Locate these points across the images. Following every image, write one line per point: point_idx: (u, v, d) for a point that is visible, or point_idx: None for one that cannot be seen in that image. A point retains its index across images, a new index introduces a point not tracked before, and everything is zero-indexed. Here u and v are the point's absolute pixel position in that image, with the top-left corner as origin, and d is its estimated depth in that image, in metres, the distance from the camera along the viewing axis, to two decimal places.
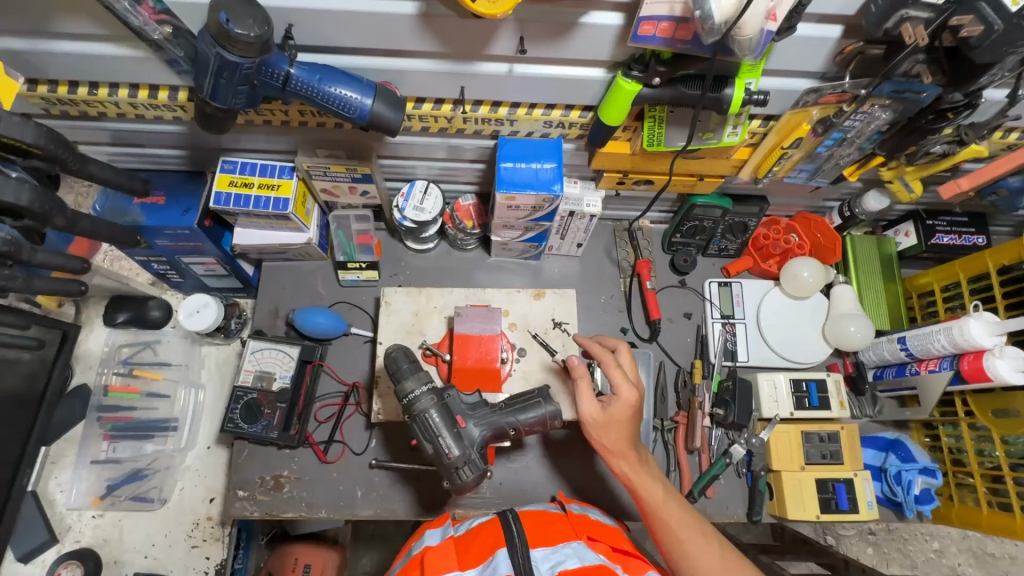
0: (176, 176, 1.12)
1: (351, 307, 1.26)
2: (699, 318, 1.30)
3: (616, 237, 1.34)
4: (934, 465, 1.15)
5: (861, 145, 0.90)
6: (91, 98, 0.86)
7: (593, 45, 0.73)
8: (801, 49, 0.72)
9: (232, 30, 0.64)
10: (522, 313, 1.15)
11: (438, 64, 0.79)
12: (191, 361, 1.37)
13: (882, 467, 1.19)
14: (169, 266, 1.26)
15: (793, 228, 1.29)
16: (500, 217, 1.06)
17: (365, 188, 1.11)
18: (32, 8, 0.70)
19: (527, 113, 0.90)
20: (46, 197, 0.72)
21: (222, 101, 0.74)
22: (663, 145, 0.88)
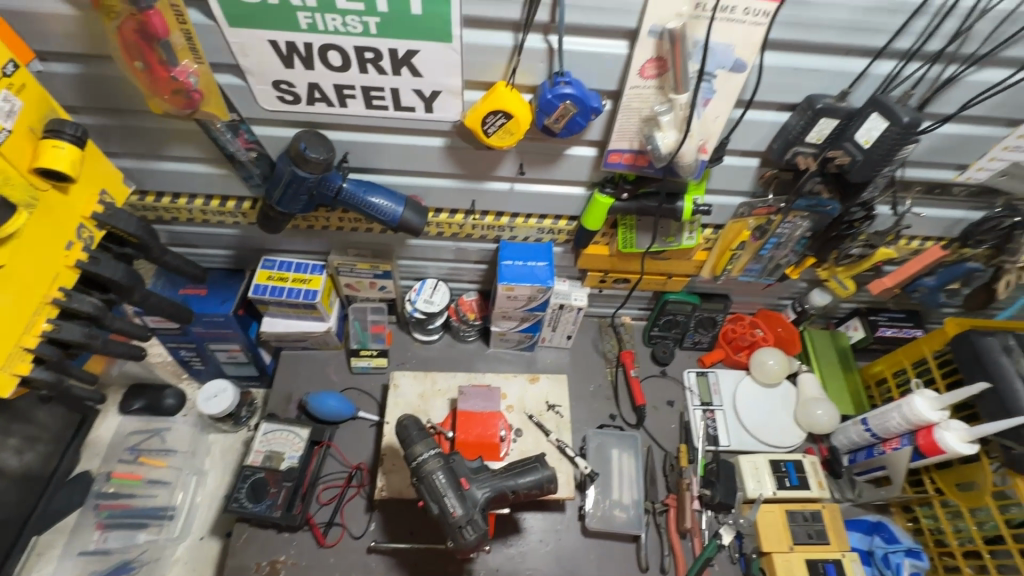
0: (219, 272, 1.30)
1: (360, 393, 1.36)
2: (681, 405, 1.41)
3: (602, 331, 1.50)
4: (918, 546, 1.20)
5: (793, 247, 1.12)
6: (171, 205, 1.07)
7: (575, 170, 0.97)
8: (730, 174, 0.96)
9: (307, 153, 0.86)
10: (518, 396, 1.26)
11: (456, 182, 1.02)
12: (197, 448, 1.42)
13: (870, 550, 1.21)
14: (195, 353, 1.37)
15: (758, 324, 1.45)
16: (501, 307, 1.23)
17: (384, 283, 1.28)
18: (153, 140, 0.93)
19: (524, 221, 1.12)
20: (132, 274, 0.88)
21: (285, 206, 0.95)
22: (635, 247, 1.09)
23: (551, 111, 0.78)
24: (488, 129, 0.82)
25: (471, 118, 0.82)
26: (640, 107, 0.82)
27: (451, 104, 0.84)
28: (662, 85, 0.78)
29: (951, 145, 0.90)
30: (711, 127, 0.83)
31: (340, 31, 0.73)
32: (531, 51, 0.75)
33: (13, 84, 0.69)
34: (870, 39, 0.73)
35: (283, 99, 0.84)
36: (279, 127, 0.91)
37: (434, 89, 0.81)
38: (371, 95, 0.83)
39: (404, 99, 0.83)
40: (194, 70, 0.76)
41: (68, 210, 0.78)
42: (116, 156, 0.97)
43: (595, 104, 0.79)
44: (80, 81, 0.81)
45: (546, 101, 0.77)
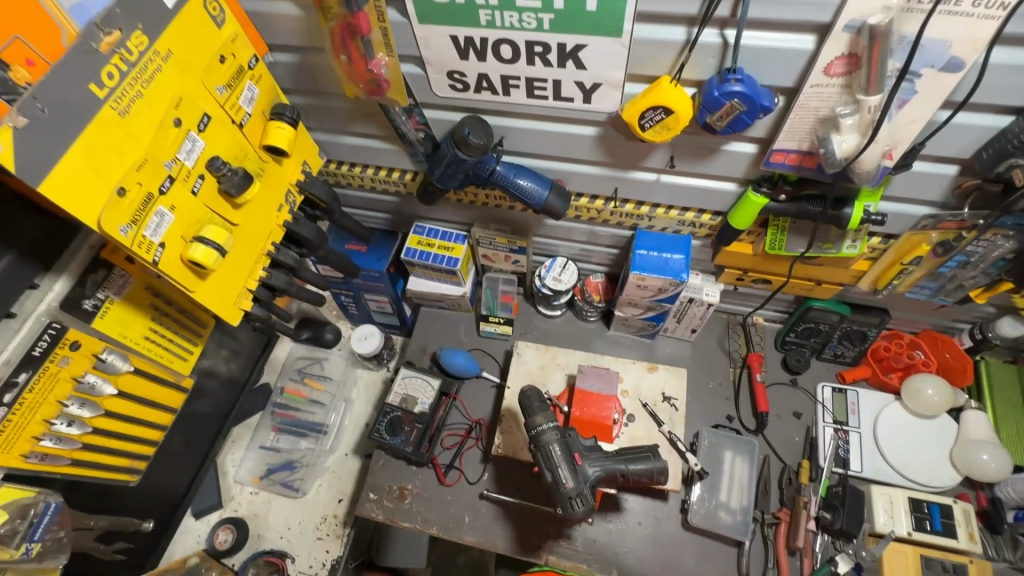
0: (378, 232, 1.47)
1: (484, 355, 1.48)
2: (809, 419, 1.32)
3: (730, 329, 1.44)
4: None
5: (985, 269, 0.96)
6: (349, 173, 1.24)
7: (730, 166, 0.93)
8: (917, 182, 0.85)
9: (469, 139, 0.93)
10: (634, 382, 1.28)
11: (601, 170, 1.03)
12: (347, 379, 1.66)
13: None
14: (352, 300, 1.59)
15: (918, 344, 1.30)
16: (628, 295, 1.24)
17: (517, 257, 1.36)
18: (342, 118, 1.08)
19: (665, 212, 1.10)
20: (319, 234, 1.04)
21: (444, 182, 1.05)
22: (783, 250, 1.02)
23: (716, 109, 0.76)
24: (645, 124, 0.82)
25: (629, 112, 0.82)
26: (818, 106, 0.75)
27: (610, 96, 0.84)
28: (850, 83, 0.71)
29: None
30: (904, 131, 0.74)
31: (515, 27, 0.77)
32: (704, 46, 0.73)
33: (253, 76, 0.84)
34: None
35: (454, 87, 0.91)
36: (446, 111, 0.99)
37: (595, 81, 0.82)
38: (534, 86, 0.87)
39: (564, 90, 0.86)
40: (385, 63, 0.86)
41: (281, 178, 0.95)
42: (313, 129, 1.14)
43: (766, 102, 0.74)
44: (295, 68, 0.96)
45: (712, 98, 0.75)
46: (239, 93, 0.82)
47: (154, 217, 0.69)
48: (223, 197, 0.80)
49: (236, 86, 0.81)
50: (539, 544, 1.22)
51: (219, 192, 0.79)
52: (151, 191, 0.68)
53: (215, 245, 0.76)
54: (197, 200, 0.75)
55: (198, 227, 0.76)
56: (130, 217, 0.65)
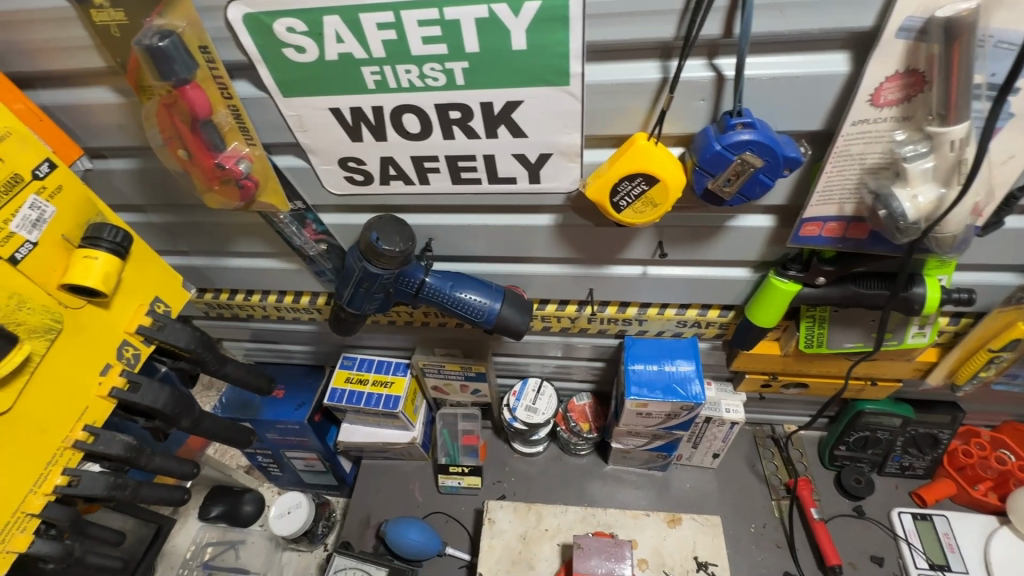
0: (299, 370, 1.15)
1: (448, 520, 1.10)
2: (896, 567, 0.96)
3: (758, 445, 1.12)
4: None
5: None
6: (245, 302, 0.95)
7: (740, 247, 0.68)
8: (1006, 244, 0.61)
9: (379, 246, 0.66)
10: (654, 545, 0.92)
11: (568, 268, 0.77)
12: (270, 569, 1.24)
13: None
14: (272, 459, 1.23)
15: (1003, 442, 1.01)
16: (627, 424, 0.93)
17: (477, 386, 1.05)
18: (219, 236, 0.81)
19: (659, 312, 0.84)
20: (180, 398, 0.72)
21: (358, 306, 0.76)
22: (826, 347, 0.75)
23: (721, 168, 0.52)
24: (619, 201, 0.57)
25: (594, 188, 0.57)
26: (865, 153, 0.52)
27: (565, 169, 0.60)
28: (910, 114, 0.48)
29: None
30: (1000, 174, 0.50)
31: (416, 86, 0.53)
32: (689, 84, 0.50)
33: (45, 187, 0.57)
34: None
35: (353, 181, 0.67)
36: (352, 214, 0.74)
37: (542, 151, 0.59)
38: (459, 166, 0.62)
39: (502, 169, 0.62)
40: (246, 155, 0.61)
41: (106, 327, 0.65)
42: (188, 253, 0.87)
43: (791, 152, 0.51)
44: (140, 177, 0.71)
45: (712, 154, 0.51)
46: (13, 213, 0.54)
47: None
48: None
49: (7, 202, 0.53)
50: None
51: None
52: None
53: None
54: None
55: None
56: None
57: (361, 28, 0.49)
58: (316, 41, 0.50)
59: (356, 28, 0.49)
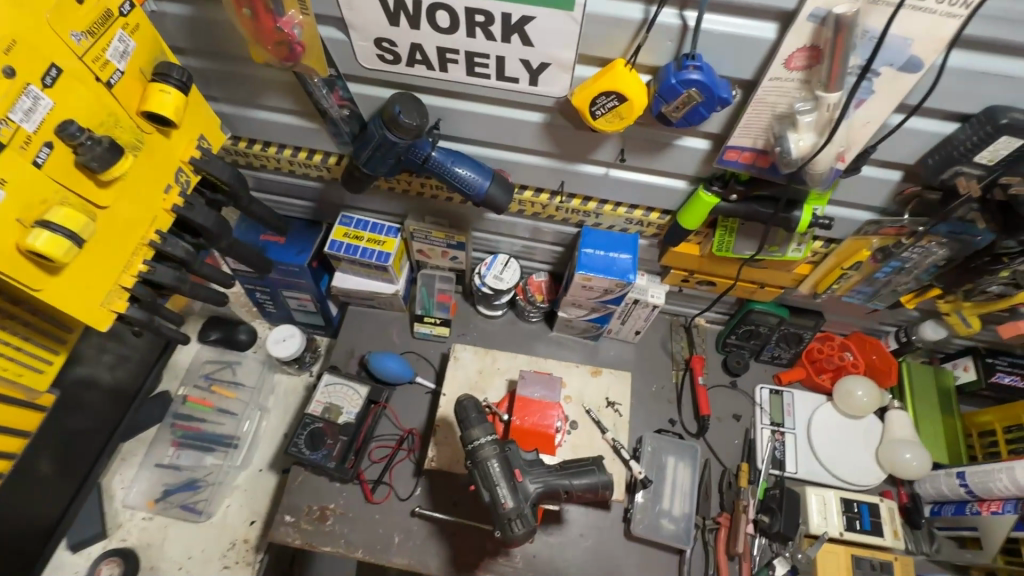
0: (298, 221, 1.31)
1: (419, 358, 1.37)
2: (748, 422, 1.32)
3: (672, 330, 1.42)
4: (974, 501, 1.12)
5: (918, 275, 0.98)
6: (261, 152, 1.08)
7: (681, 163, 0.88)
8: (864, 186, 0.84)
9: (400, 118, 0.81)
10: (578, 387, 1.22)
11: (547, 161, 0.95)
12: (263, 385, 1.47)
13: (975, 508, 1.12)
14: (269, 297, 1.42)
15: (848, 346, 1.33)
16: (573, 295, 1.17)
17: (456, 253, 1.26)
18: (250, 89, 0.92)
19: (612, 209, 1.04)
20: (222, 222, 0.88)
21: (372, 168, 0.92)
22: (731, 252, 0.99)
23: (673, 97, 0.69)
24: (596, 111, 0.75)
25: (578, 97, 0.74)
26: (776, 102, 0.71)
27: (558, 78, 0.76)
28: (809, 78, 0.67)
29: None
30: (858, 133, 0.71)
31: None
32: (662, 28, 0.66)
33: (128, 25, 0.68)
34: None
35: (383, 59, 0.80)
36: (375, 87, 0.87)
37: (542, 61, 0.74)
38: (474, 62, 0.77)
39: (508, 70, 0.77)
40: (299, 22, 0.73)
41: (169, 153, 0.79)
42: (216, 100, 0.98)
43: (724, 95, 0.69)
44: (188, 23, 0.80)
45: (668, 86, 0.68)
46: (106, 44, 0.65)
47: None
48: (83, 171, 0.64)
49: (102, 34, 0.64)
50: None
51: (76, 167, 0.63)
52: None
53: (65, 232, 0.61)
54: (42, 175, 0.60)
55: (43, 208, 0.61)
56: None
57: None
58: None
59: None
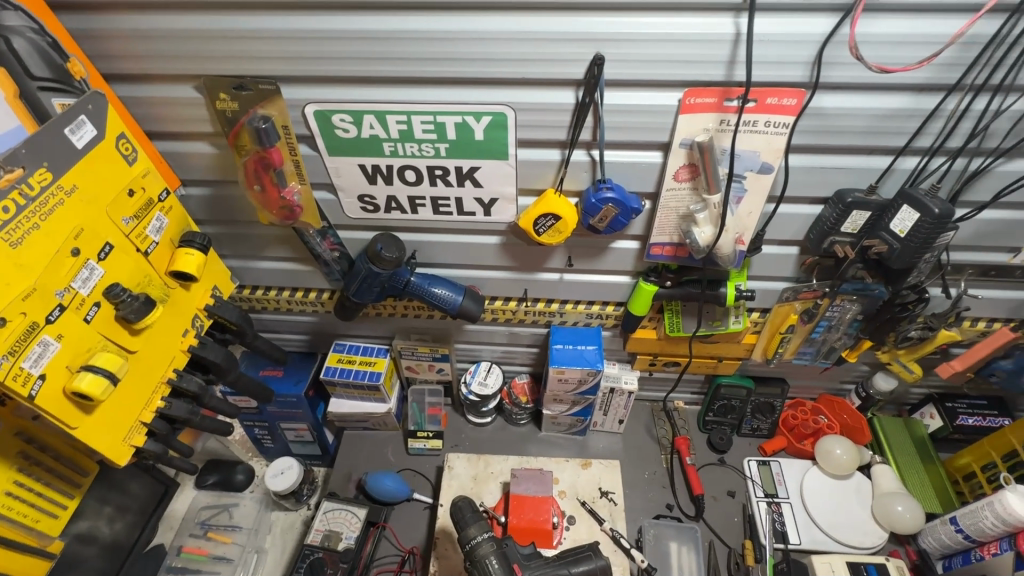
0: (295, 355, 1.43)
1: (415, 474, 1.40)
2: (743, 497, 1.34)
3: (654, 416, 1.49)
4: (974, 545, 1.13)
5: (845, 330, 1.12)
6: (264, 296, 1.24)
7: (620, 262, 1.05)
8: (772, 262, 1.01)
9: (382, 253, 0.98)
10: (571, 481, 1.25)
11: (510, 274, 1.12)
12: (260, 526, 1.45)
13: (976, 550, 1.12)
14: (267, 431, 1.48)
15: (820, 409, 1.41)
16: (552, 390, 1.27)
17: (441, 365, 1.37)
18: (257, 244, 1.11)
19: (573, 307, 1.19)
20: (230, 357, 1.00)
21: (360, 297, 1.08)
22: (682, 330, 1.12)
23: (595, 212, 0.88)
24: (539, 229, 0.93)
25: (524, 220, 0.92)
26: (677, 206, 0.90)
27: (507, 208, 0.96)
28: (696, 186, 0.87)
29: (997, 230, 0.92)
30: (746, 221, 0.90)
31: (416, 155, 0.88)
32: (576, 163, 0.87)
33: (163, 207, 0.87)
34: (894, 141, 0.79)
35: (366, 209, 0.99)
36: (361, 232, 1.06)
37: (492, 197, 0.94)
38: (439, 203, 0.96)
39: (466, 206, 0.96)
40: (298, 190, 0.93)
41: (188, 303, 0.93)
42: (226, 257, 1.16)
43: (635, 205, 0.88)
44: (209, 200, 1.01)
45: (591, 204, 0.87)
46: (147, 223, 0.83)
47: (36, 347, 0.66)
48: (121, 323, 0.78)
49: (144, 216, 0.82)
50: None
51: (116, 320, 0.78)
52: (36, 321, 0.66)
53: (104, 373, 0.73)
54: (90, 328, 0.74)
55: (88, 355, 0.73)
56: (8, 348, 0.63)
57: (386, 122, 0.84)
58: (357, 127, 0.85)
59: (383, 122, 0.83)
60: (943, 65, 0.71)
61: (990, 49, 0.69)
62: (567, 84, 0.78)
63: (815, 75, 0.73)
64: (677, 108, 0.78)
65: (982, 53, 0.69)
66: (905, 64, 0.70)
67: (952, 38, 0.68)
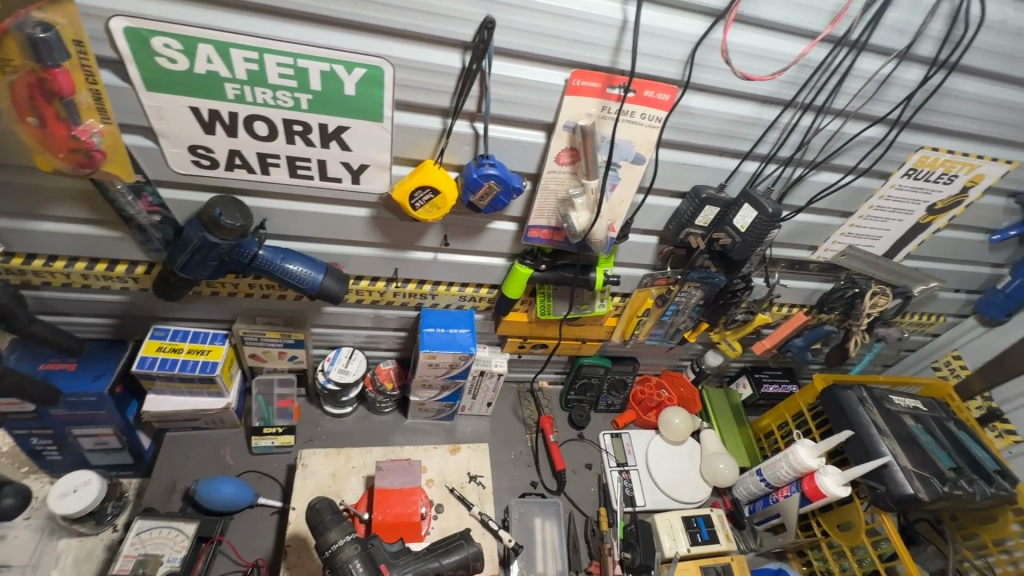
0: (93, 344, 1.13)
1: (260, 476, 1.22)
2: (599, 468, 1.44)
3: (521, 397, 1.52)
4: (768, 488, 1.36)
5: (689, 314, 1.26)
6: (45, 268, 0.95)
7: (497, 243, 1.03)
8: (635, 249, 1.08)
9: (221, 220, 0.81)
10: (439, 468, 1.22)
11: (379, 251, 1.02)
12: (41, 561, 1.14)
13: (771, 493, 1.36)
14: (51, 440, 1.16)
15: (662, 384, 1.57)
16: (421, 376, 1.20)
17: (294, 353, 1.21)
18: (33, 198, 0.84)
19: (446, 289, 1.14)
20: None
21: (190, 272, 0.88)
22: (552, 314, 1.15)
23: (476, 189, 0.83)
24: (415, 203, 0.85)
25: (397, 192, 0.84)
26: (557, 189, 0.90)
27: (378, 177, 0.86)
28: (576, 171, 0.88)
29: (803, 229, 1.11)
30: (618, 209, 0.93)
31: (270, 103, 0.74)
32: (458, 135, 0.81)
33: None
34: (741, 145, 0.89)
35: (199, 164, 0.81)
36: (191, 192, 0.87)
37: (362, 162, 0.83)
38: (296, 165, 0.83)
39: (330, 171, 0.84)
40: (99, 130, 0.72)
41: None
42: None
43: (517, 184, 0.85)
44: None
45: (472, 180, 0.82)
46: None
47: None
48: None
49: None
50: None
51: None
52: None
53: None
54: None
55: None
56: None
57: (230, 57, 0.68)
58: (189, 58, 0.67)
59: (225, 57, 0.68)
60: (784, 82, 0.81)
61: (818, 73, 0.80)
62: (453, 46, 0.72)
63: (686, 74, 0.77)
64: (563, 89, 0.77)
65: (812, 76, 0.80)
66: (761, 75, 0.79)
67: (794, 58, 0.77)
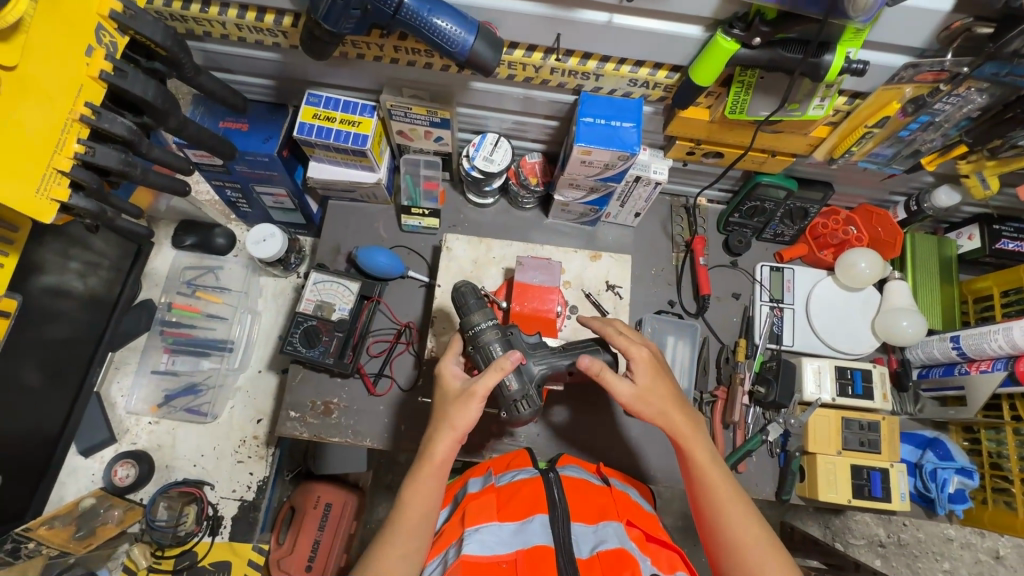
0: (259, 105, 1.16)
1: (409, 252, 1.30)
2: (747, 299, 1.31)
3: (673, 212, 1.35)
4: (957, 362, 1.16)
5: (947, 130, 0.91)
6: (202, 15, 0.91)
7: (699, 0, 0.75)
8: (907, 21, 0.73)
9: None
10: (577, 272, 1.17)
11: (539, 7, 0.81)
12: (250, 289, 1.41)
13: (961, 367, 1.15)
14: (241, 194, 1.31)
15: (853, 220, 1.27)
16: (570, 174, 1.08)
17: (440, 133, 1.14)
18: None
19: (615, 68, 0.92)
20: (166, 96, 0.76)
21: (333, 24, 0.77)
22: (745, 113, 0.90)
23: None
24: None
25: None
26: None
27: None
28: None
29: None
30: None
31: None
32: None
33: None
34: None
35: None
36: None
37: None
38: None
39: None
40: None
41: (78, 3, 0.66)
42: None
43: None
44: None
45: None
46: None
47: None
48: None
49: None
50: (445, 415, 0.82)
51: None
52: None
53: None
54: None
55: None
56: None
57: None
58: None
59: None
60: None
61: None
62: None
63: None
64: None
65: None
66: None
67: None
